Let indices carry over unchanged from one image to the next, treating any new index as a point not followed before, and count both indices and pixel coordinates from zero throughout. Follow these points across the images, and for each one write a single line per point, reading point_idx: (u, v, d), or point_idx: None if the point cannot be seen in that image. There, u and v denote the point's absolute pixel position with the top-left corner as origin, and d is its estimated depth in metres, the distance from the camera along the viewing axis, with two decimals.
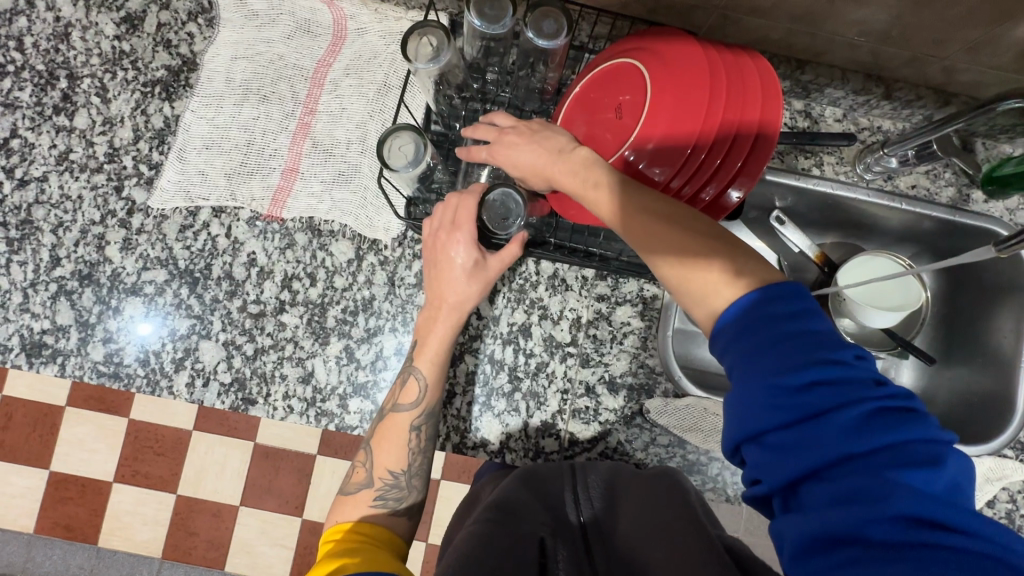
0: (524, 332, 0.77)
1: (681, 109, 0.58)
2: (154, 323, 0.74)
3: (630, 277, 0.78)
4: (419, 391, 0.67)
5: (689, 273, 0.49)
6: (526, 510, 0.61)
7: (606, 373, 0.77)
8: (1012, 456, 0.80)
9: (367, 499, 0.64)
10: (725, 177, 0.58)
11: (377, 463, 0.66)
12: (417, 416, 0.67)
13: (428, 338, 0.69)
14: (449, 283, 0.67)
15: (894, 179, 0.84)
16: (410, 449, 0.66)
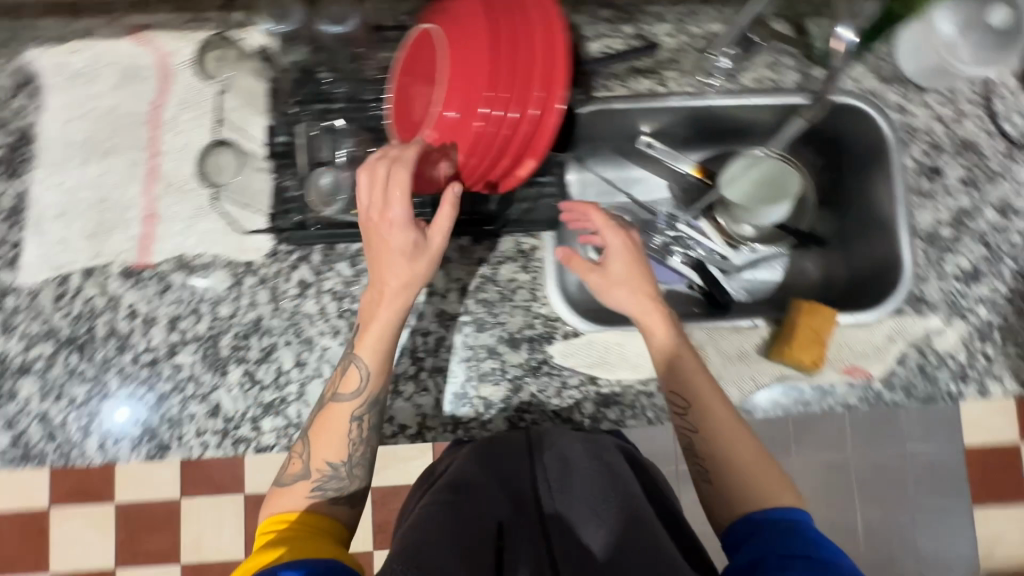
0: (415, 313, 0.78)
1: (473, 55, 0.59)
2: (131, 408, 0.75)
3: (505, 234, 0.79)
4: (361, 378, 0.65)
5: (732, 453, 0.65)
6: (482, 496, 0.61)
7: (503, 332, 0.78)
8: (912, 312, 0.82)
9: (305, 490, 0.63)
10: (533, 107, 0.58)
11: (313, 454, 0.65)
12: (359, 405, 0.65)
13: (371, 322, 0.66)
14: (389, 264, 0.62)
15: (737, 77, 0.85)
16: (350, 439, 0.65)
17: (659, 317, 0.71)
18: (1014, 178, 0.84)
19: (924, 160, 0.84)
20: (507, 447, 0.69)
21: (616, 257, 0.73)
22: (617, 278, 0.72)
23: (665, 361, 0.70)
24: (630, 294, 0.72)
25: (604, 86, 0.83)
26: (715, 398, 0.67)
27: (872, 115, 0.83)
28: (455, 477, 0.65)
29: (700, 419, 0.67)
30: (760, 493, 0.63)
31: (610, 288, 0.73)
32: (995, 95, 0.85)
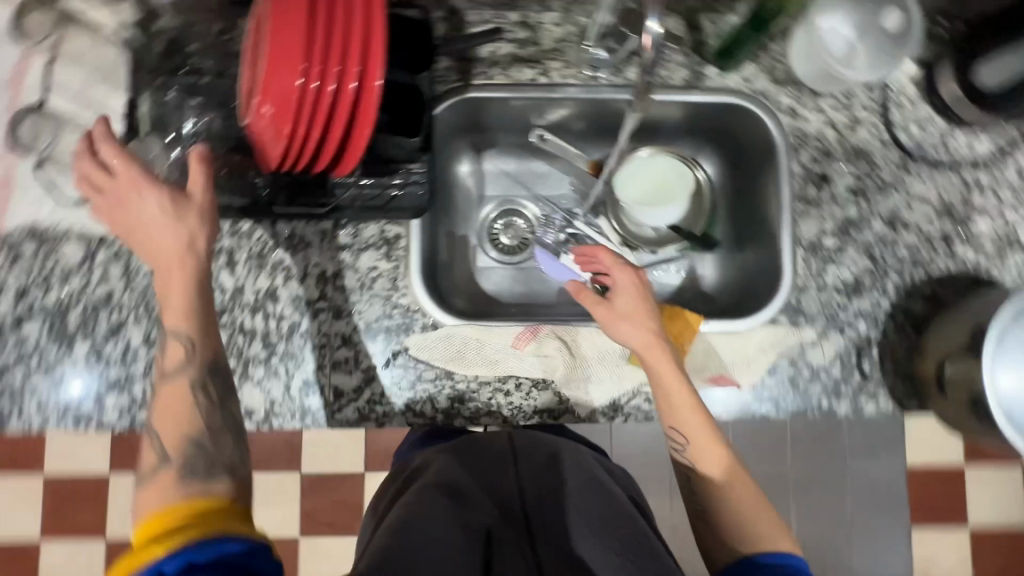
0: (271, 297, 0.76)
1: (287, 30, 0.58)
2: (84, 384, 0.74)
3: (369, 220, 0.77)
4: (186, 350, 0.54)
5: (724, 495, 0.65)
6: (472, 504, 0.58)
7: (361, 320, 0.76)
8: (788, 322, 0.80)
9: (168, 484, 0.50)
10: (352, 80, 0.58)
11: (164, 444, 0.52)
12: (196, 371, 0.54)
13: (174, 292, 0.55)
14: (152, 235, 0.55)
15: (625, 71, 0.83)
16: (196, 411, 0.54)
17: (672, 369, 0.67)
18: (907, 190, 0.82)
19: (813, 166, 0.82)
20: (490, 446, 0.66)
21: (624, 296, 0.72)
22: (622, 311, 0.71)
23: (671, 401, 0.67)
24: (633, 325, 0.70)
25: (484, 73, 0.81)
26: (710, 439, 0.66)
27: (759, 113, 0.82)
28: (439, 477, 0.60)
29: (696, 460, 0.66)
30: (760, 525, 0.63)
31: (615, 321, 0.71)
32: (891, 103, 0.82)
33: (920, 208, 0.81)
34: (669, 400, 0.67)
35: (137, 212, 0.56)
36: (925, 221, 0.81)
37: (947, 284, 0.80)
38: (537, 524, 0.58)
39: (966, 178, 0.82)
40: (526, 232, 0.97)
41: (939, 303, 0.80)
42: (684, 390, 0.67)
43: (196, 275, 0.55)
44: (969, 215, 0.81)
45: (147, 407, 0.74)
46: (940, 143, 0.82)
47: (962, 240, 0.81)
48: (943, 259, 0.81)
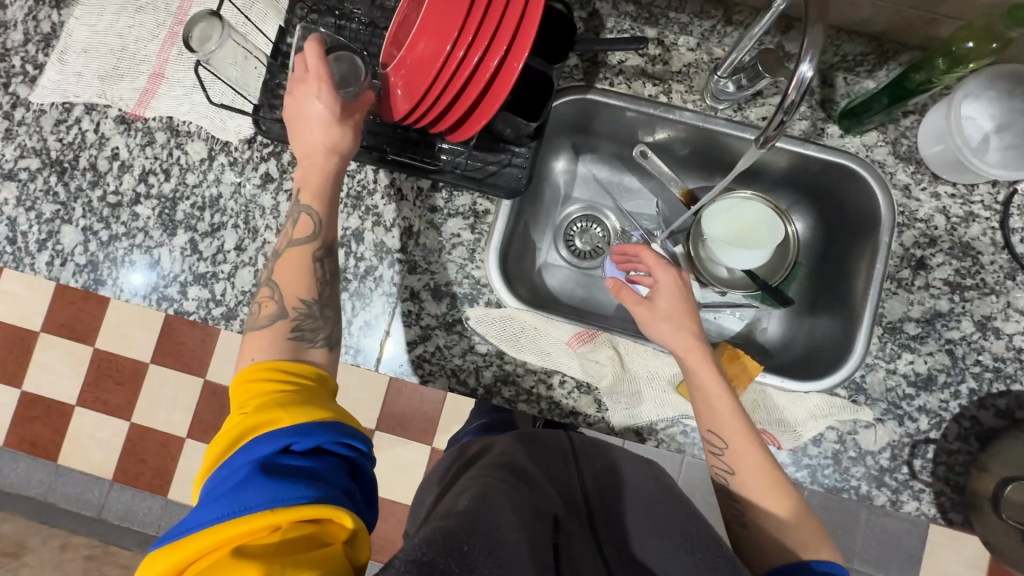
0: (356, 237, 0.80)
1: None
2: (144, 273, 0.81)
3: (464, 190, 0.81)
4: (314, 226, 0.69)
5: (759, 493, 0.68)
6: (542, 491, 0.67)
7: (431, 281, 0.80)
8: (846, 398, 0.78)
9: (284, 330, 0.64)
10: (495, 59, 0.61)
11: (285, 293, 0.66)
12: (318, 246, 0.68)
13: (309, 176, 0.70)
14: (310, 130, 0.69)
15: (744, 110, 0.83)
16: (316, 276, 0.67)
17: (703, 367, 0.72)
18: (1008, 298, 0.78)
19: (913, 249, 0.79)
20: (553, 449, 0.80)
21: (664, 295, 0.78)
22: (663, 312, 0.76)
23: (708, 401, 0.71)
24: (669, 327, 0.75)
25: (608, 79, 0.83)
26: (746, 437, 0.69)
27: (871, 183, 0.80)
28: (512, 462, 0.72)
29: (735, 462, 0.69)
30: (796, 538, 0.67)
31: (655, 322, 0.76)
32: (1014, 206, 0.79)
33: (1018, 320, 0.78)
34: (704, 403, 0.71)
35: (311, 108, 0.68)
36: (1020, 335, 0.77)
37: None
38: (599, 517, 0.67)
39: None
40: (602, 240, 0.99)
41: (1013, 422, 0.76)
42: (715, 388, 0.71)
43: (333, 170, 0.70)
44: None
45: (222, 307, 0.80)
46: None
47: None
48: None
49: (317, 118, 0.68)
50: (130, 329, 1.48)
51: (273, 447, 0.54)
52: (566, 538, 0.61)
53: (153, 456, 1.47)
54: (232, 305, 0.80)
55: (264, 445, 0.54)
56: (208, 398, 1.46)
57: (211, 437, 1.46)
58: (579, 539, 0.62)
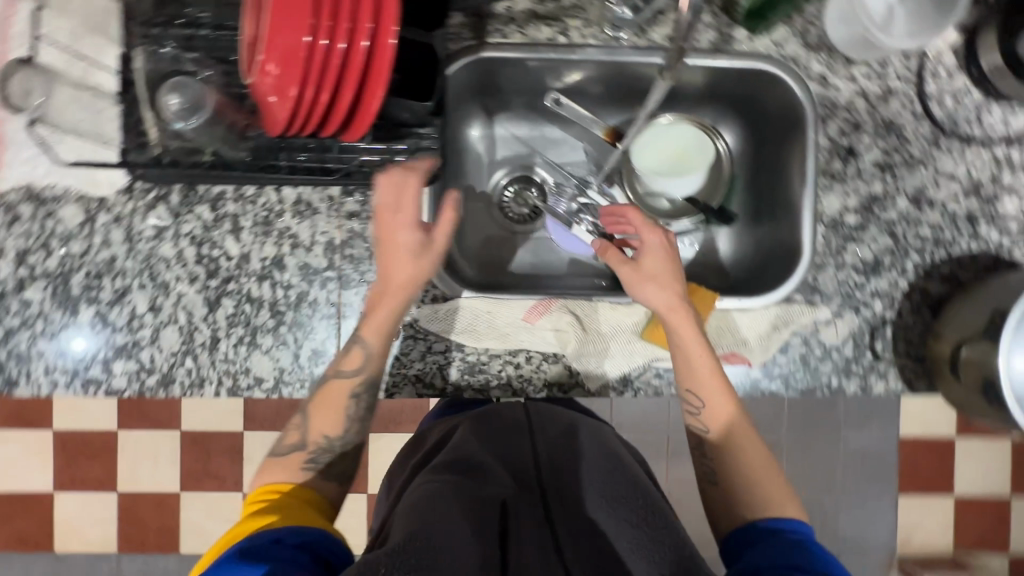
0: (278, 265, 0.74)
1: None
2: (88, 339, 0.74)
3: (377, 188, 0.75)
4: (363, 359, 0.68)
5: (737, 455, 0.70)
6: (490, 476, 0.60)
7: (369, 291, 0.75)
8: (802, 302, 0.79)
9: (300, 459, 0.67)
10: (364, 38, 0.54)
11: (311, 428, 0.68)
12: (356, 382, 0.68)
13: (375, 312, 0.68)
14: (397, 263, 0.66)
15: (647, 32, 0.78)
16: (346, 416, 0.68)
17: (689, 329, 0.69)
18: (936, 166, 0.79)
19: (840, 139, 0.78)
20: (508, 422, 0.72)
21: (653, 260, 0.72)
22: (646, 273, 0.71)
23: (689, 360, 0.69)
24: (654, 288, 0.70)
25: (499, 31, 0.76)
26: (726, 404, 0.70)
27: (788, 82, 0.78)
28: (455, 456, 0.64)
29: (710, 419, 0.70)
30: (764, 484, 0.68)
31: (639, 282, 0.71)
32: (928, 72, 0.78)
33: (948, 186, 0.79)
34: (684, 365, 0.70)
35: (398, 231, 0.66)
36: (952, 200, 0.79)
37: (968, 265, 0.79)
38: (552, 492, 0.60)
39: (998, 154, 0.79)
40: (537, 200, 0.94)
41: (957, 284, 0.79)
42: (697, 352, 0.69)
43: (398, 309, 0.67)
44: (997, 194, 0.79)
45: (156, 374, 0.74)
46: (975, 116, 0.79)
47: (987, 219, 0.79)
48: (966, 239, 0.79)
49: (404, 241, 0.66)
50: (82, 405, 1.38)
51: (261, 540, 0.54)
52: (515, 523, 0.55)
53: (155, 517, 1.39)
54: (166, 369, 0.74)
55: (256, 538, 0.55)
56: (193, 447, 1.38)
57: (209, 484, 1.39)
58: (530, 523, 0.56)
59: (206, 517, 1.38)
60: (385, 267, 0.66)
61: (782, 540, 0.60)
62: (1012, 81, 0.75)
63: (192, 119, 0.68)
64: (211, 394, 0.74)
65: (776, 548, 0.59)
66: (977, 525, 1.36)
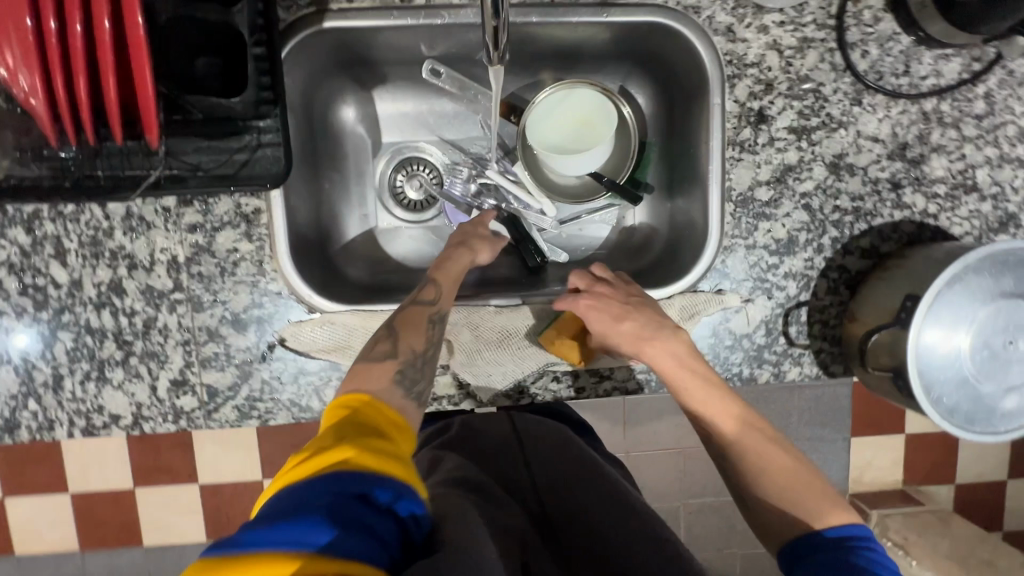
0: (116, 290, 0.66)
1: None
2: (28, 336, 0.66)
3: (218, 194, 0.65)
4: (436, 291, 0.63)
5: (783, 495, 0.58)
6: (496, 497, 0.58)
7: (226, 312, 0.67)
8: (710, 288, 0.72)
9: (390, 369, 0.56)
10: (104, 19, 0.43)
11: (402, 338, 0.58)
12: (437, 308, 0.62)
13: (446, 266, 0.67)
14: (478, 230, 0.73)
15: None
16: (430, 334, 0.60)
17: (684, 382, 0.63)
18: (857, 127, 0.70)
19: (750, 102, 0.69)
20: (495, 445, 0.68)
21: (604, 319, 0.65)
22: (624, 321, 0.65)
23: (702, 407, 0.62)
24: (671, 336, 0.63)
25: None
26: (757, 438, 0.61)
27: (691, 37, 0.68)
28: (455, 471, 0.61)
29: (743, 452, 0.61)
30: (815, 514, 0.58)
31: (642, 343, 0.63)
32: (849, 16, 0.68)
33: (870, 149, 0.70)
34: (703, 407, 0.62)
35: (478, 237, 0.72)
36: (874, 165, 0.71)
37: (891, 237, 0.72)
38: (564, 533, 0.59)
39: (927, 109, 0.70)
40: (432, 183, 0.85)
41: (879, 259, 0.72)
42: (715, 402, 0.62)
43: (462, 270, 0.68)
44: (923, 155, 0.71)
45: None
46: (902, 66, 0.69)
47: (913, 184, 0.71)
48: (889, 208, 0.71)
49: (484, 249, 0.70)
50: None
51: (345, 490, 0.42)
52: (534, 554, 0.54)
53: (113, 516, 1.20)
54: (8, 414, 0.67)
55: (336, 479, 0.43)
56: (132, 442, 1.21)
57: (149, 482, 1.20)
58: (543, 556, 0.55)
59: (163, 512, 1.21)
60: (446, 258, 0.68)
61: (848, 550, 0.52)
62: (941, 24, 0.64)
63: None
64: (64, 435, 0.67)
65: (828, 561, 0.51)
66: (926, 456, 1.26)
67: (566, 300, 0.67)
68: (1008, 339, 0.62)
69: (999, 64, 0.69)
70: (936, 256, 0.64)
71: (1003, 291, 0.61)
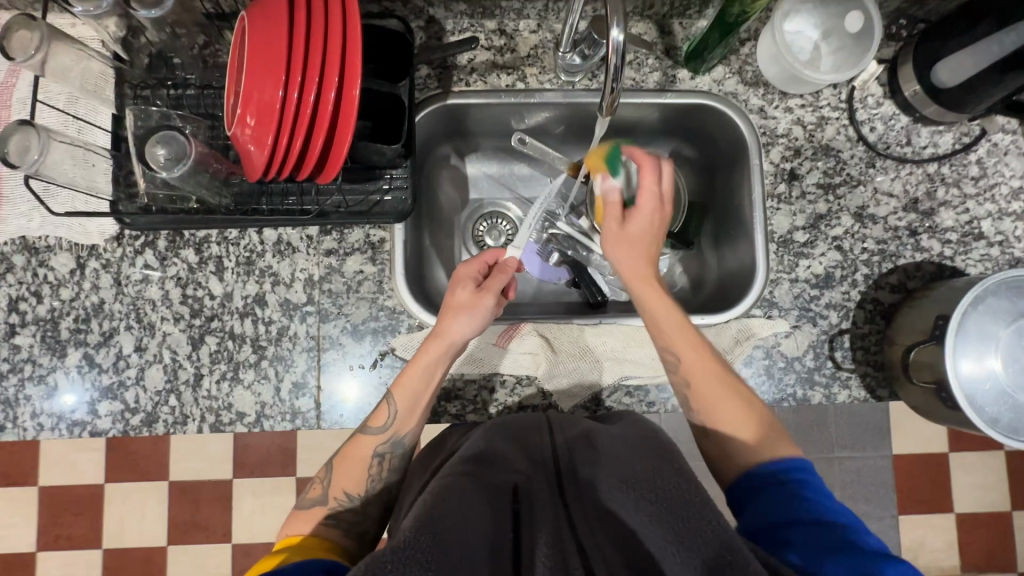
0: (259, 302, 0.78)
1: (267, 46, 0.60)
2: (76, 394, 0.76)
3: (353, 226, 0.79)
4: (388, 417, 0.69)
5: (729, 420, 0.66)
6: (501, 463, 0.63)
7: (347, 323, 0.78)
8: (762, 315, 0.83)
9: (320, 515, 0.64)
10: (331, 90, 0.60)
11: (333, 483, 0.67)
12: (382, 442, 0.69)
13: (412, 368, 0.71)
14: (455, 321, 0.72)
15: (599, 76, 0.85)
16: (370, 475, 0.68)
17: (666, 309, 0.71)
18: (873, 184, 0.85)
19: (783, 164, 0.85)
20: (528, 421, 0.72)
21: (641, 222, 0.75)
22: (630, 231, 0.75)
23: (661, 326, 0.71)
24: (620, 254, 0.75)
25: (463, 80, 0.83)
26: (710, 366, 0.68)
27: (731, 114, 0.85)
28: (475, 446, 0.65)
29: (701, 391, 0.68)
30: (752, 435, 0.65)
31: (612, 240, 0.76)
32: (857, 101, 0.86)
33: (887, 202, 0.84)
34: (696, 359, 0.69)
35: (455, 310, 0.73)
36: (892, 215, 0.84)
37: (915, 275, 0.83)
38: (570, 491, 0.61)
39: (930, 171, 0.85)
40: (510, 232, 1.00)
41: (907, 293, 0.83)
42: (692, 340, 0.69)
43: (441, 361, 0.71)
44: (933, 208, 0.85)
45: (140, 414, 0.76)
46: (905, 138, 0.85)
47: (928, 232, 0.84)
48: (910, 251, 0.84)
49: (458, 333, 0.72)
50: (70, 454, 0.87)
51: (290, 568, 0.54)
52: (528, 506, 0.59)
53: None
54: (150, 408, 0.76)
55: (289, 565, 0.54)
56: None
57: None
58: (546, 506, 0.58)
59: None
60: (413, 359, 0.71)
61: (817, 516, 0.55)
62: (932, 106, 0.82)
63: (182, 164, 0.67)
64: (193, 430, 0.76)
65: (822, 538, 0.53)
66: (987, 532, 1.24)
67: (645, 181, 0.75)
68: None
69: (985, 137, 0.85)
70: (957, 285, 0.75)
71: (1020, 310, 0.71)
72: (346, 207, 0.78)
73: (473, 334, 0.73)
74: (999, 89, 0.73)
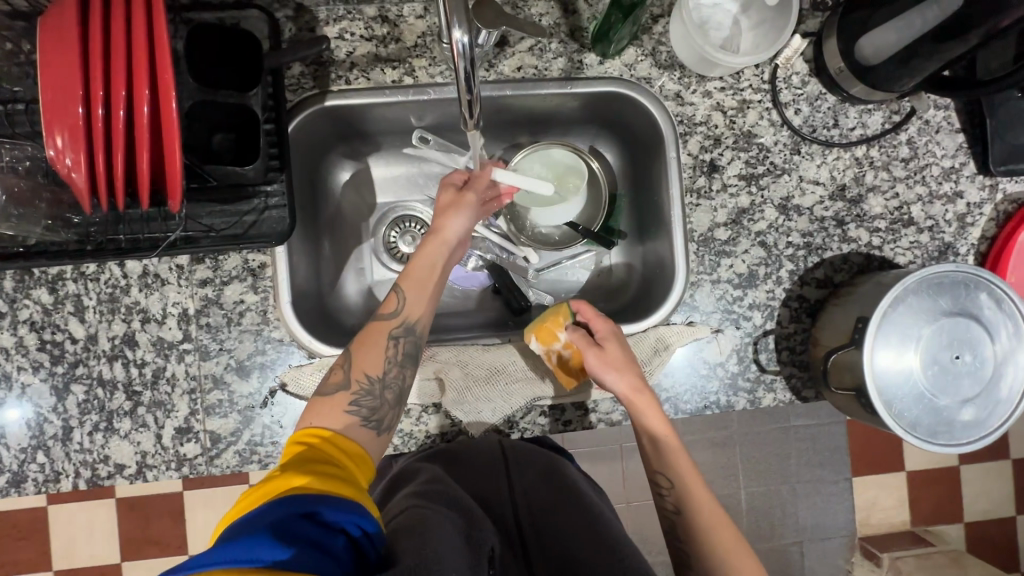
0: (129, 343, 0.70)
1: (62, 55, 0.50)
2: None
3: (227, 252, 0.71)
4: (401, 302, 0.66)
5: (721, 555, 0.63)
6: (477, 518, 0.63)
7: (231, 359, 0.71)
8: (683, 321, 0.78)
9: (342, 403, 0.60)
10: (143, 104, 0.50)
11: (354, 364, 0.63)
12: (400, 324, 0.65)
13: (413, 266, 0.70)
14: (453, 221, 0.72)
15: (496, 65, 0.76)
16: (389, 356, 0.64)
17: (678, 452, 0.67)
18: (799, 172, 0.79)
19: (702, 155, 0.78)
20: (484, 452, 0.73)
21: (614, 348, 0.70)
22: (611, 358, 0.69)
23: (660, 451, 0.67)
24: (619, 377, 0.68)
25: (342, 77, 0.74)
26: (692, 478, 0.67)
27: (643, 101, 0.77)
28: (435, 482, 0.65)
29: (681, 502, 0.66)
30: (737, 561, 0.62)
31: (602, 366, 0.69)
32: (781, 81, 0.79)
33: (813, 191, 0.79)
34: (700, 502, 0.65)
35: (446, 215, 0.72)
36: (818, 205, 0.79)
37: (842, 268, 0.79)
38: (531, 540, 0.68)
39: (858, 155, 0.79)
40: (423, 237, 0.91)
41: (834, 288, 0.79)
42: (694, 478, 0.66)
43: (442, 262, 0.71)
44: (862, 194, 0.80)
45: (6, 474, 0.69)
46: (832, 120, 0.79)
47: (856, 221, 0.79)
48: (837, 243, 0.79)
49: (455, 235, 0.72)
50: None
51: (292, 511, 0.46)
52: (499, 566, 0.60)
53: None
54: (17, 468, 0.69)
55: (294, 499, 0.47)
56: (131, 515, 1.11)
57: (152, 550, 1.12)
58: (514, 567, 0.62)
59: None
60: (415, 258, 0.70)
61: None
62: (858, 84, 0.75)
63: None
64: (70, 488, 0.70)
65: None
66: (931, 497, 1.27)
67: (587, 314, 0.73)
68: (954, 353, 0.67)
69: (915, 115, 0.79)
70: (883, 281, 0.71)
71: (942, 309, 0.67)
72: (218, 233, 0.69)
73: (467, 233, 0.74)
74: (920, 70, 0.67)
